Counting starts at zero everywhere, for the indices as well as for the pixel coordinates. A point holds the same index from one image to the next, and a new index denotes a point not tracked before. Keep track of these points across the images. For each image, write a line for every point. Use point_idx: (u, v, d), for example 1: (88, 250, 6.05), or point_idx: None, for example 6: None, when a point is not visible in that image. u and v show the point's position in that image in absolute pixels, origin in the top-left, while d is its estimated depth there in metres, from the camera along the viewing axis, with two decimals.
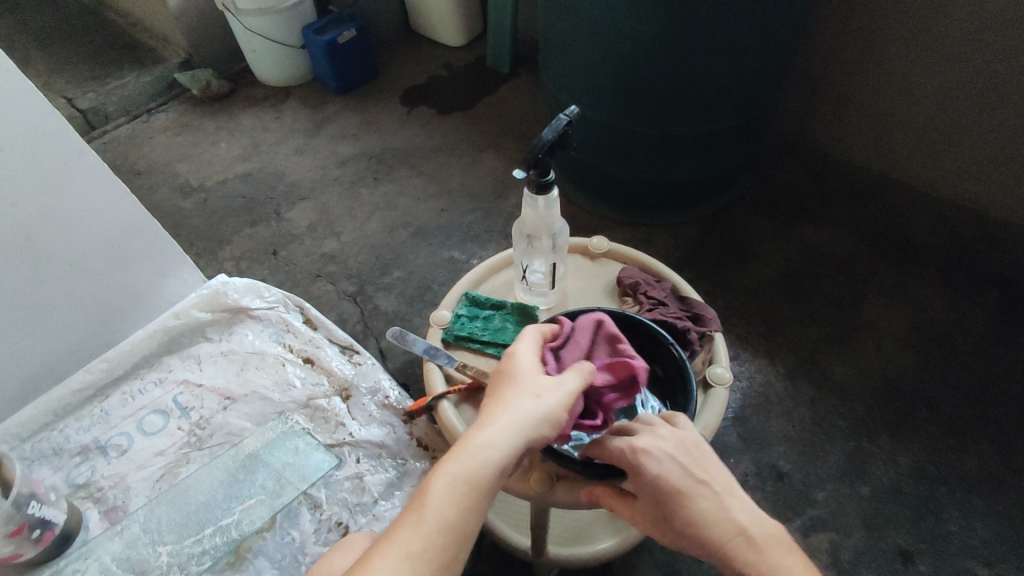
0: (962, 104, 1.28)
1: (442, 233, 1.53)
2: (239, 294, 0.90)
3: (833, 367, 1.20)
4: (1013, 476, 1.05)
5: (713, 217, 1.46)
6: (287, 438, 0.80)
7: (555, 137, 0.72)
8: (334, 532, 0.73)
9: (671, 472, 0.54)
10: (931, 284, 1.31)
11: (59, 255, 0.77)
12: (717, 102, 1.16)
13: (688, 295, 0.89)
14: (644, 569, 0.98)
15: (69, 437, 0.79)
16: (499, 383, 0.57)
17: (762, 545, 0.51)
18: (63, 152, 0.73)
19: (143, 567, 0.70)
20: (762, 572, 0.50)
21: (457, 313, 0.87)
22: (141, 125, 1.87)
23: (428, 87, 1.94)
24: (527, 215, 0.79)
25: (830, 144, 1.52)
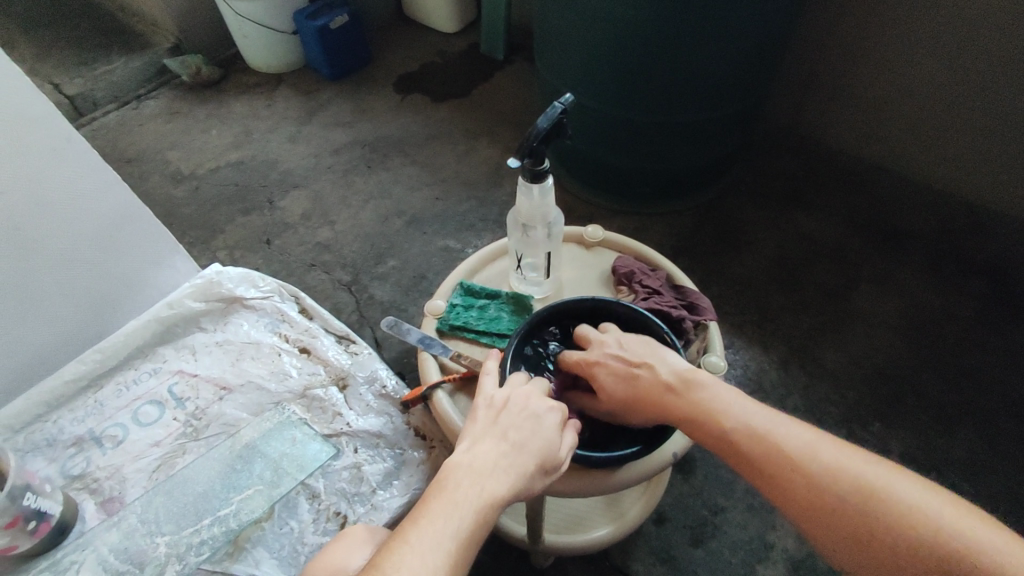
0: (957, 92, 1.28)
1: (437, 222, 1.52)
2: (233, 284, 0.89)
3: (826, 355, 1.21)
4: (1002, 461, 1.06)
5: (708, 206, 1.46)
6: (284, 428, 0.79)
7: (550, 126, 0.71)
8: (333, 522, 0.73)
9: (610, 364, 0.68)
10: (923, 271, 1.32)
11: (49, 243, 0.76)
12: (713, 90, 1.16)
13: (682, 284, 0.88)
14: (639, 555, 0.99)
15: (63, 428, 0.78)
16: (514, 415, 0.58)
17: (686, 388, 0.64)
18: (51, 137, 0.71)
19: (141, 558, 0.69)
20: (692, 408, 0.62)
21: (452, 303, 0.87)
22: (130, 112, 1.84)
23: (422, 74, 1.92)
24: (521, 205, 0.78)
25: (825, 132, 1.51)
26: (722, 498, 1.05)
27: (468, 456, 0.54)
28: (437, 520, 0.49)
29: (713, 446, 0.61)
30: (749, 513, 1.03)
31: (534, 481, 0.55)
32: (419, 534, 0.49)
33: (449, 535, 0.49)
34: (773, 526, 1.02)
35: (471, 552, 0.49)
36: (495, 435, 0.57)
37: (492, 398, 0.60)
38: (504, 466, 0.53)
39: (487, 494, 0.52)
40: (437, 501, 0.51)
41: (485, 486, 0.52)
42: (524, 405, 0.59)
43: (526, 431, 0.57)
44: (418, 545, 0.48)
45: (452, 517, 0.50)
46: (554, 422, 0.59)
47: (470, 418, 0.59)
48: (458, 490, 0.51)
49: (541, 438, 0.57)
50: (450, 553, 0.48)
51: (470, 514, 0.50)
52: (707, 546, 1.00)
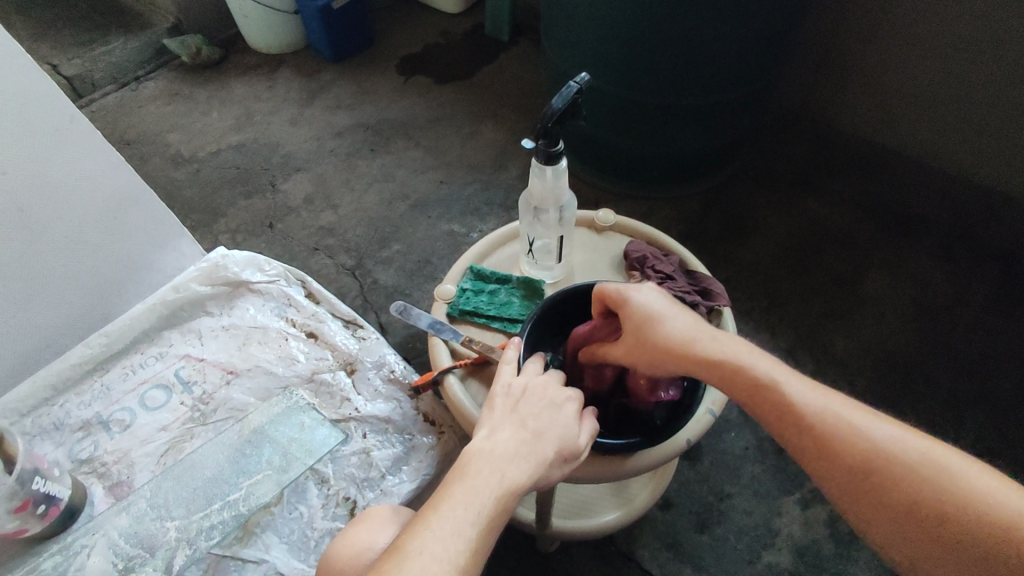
0: (969, 77, 1.25)
1: (441, 206, 1.51)
2: (239, 268, 0.88)
3: (834, 342, 1.20)
4: (1008, 448, 1.06)
5: (716, 191, 1.44)
6: (292, 413, 0.79)
7: (566, 106, 0.69)
8: (342, 507, 0.72)
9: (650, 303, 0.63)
10: (932, 257, 1.31)
11: (53, 226, 0.75)
12: (727, 71, 1.13)
13: (695, 269, 0.87)
14: (646, 541, 0.99)
15: (70, 412, 0.78)
16: (531, 404, 0.58)
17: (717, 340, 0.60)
18: (54, 119, 0.70)
19: (152, 542, 0.69)
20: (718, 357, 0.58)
21: (462, 287, 0.85)
22: (129, 93, 1.82)
23: (425, 55, 1.89)
24: (534, 187, 0.77)
25: (835, 116, 1.49)
26: (729, 485, 1.04)
27: (488, 443, 0.54)
28: (459, 505, 0.49)
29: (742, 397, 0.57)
30: (756, 499, 1.03)
31: (553, 470, 0.55)
32: (440, 519, 0.49)
33: (470, 521, 0.49)
34: (779, 512, 1.02)
35: (491, 538, 0.49)
36: (515, 423, 0.57)
37: (511, 385, 0.61)
38: (525, 454, 0.54)
39: (508, 481, 0.52)
40: (458, 487, 0.51)
41: (506, 472, 0.52)
42: (545, 394, 0.59)
43: (547, 420, 0.57)
44: (439, 530, 0.48)
45: (472, 502, 0.50)
46: (574, 412, 0.59)
47: (488, 407, 0.59)
48: (480, 476, 0.51)
49: (562, 427, 0.57)
50: (471, 539, 0.48)
51: (490, 501, 0.50)
52: (713, 531, 1.00)
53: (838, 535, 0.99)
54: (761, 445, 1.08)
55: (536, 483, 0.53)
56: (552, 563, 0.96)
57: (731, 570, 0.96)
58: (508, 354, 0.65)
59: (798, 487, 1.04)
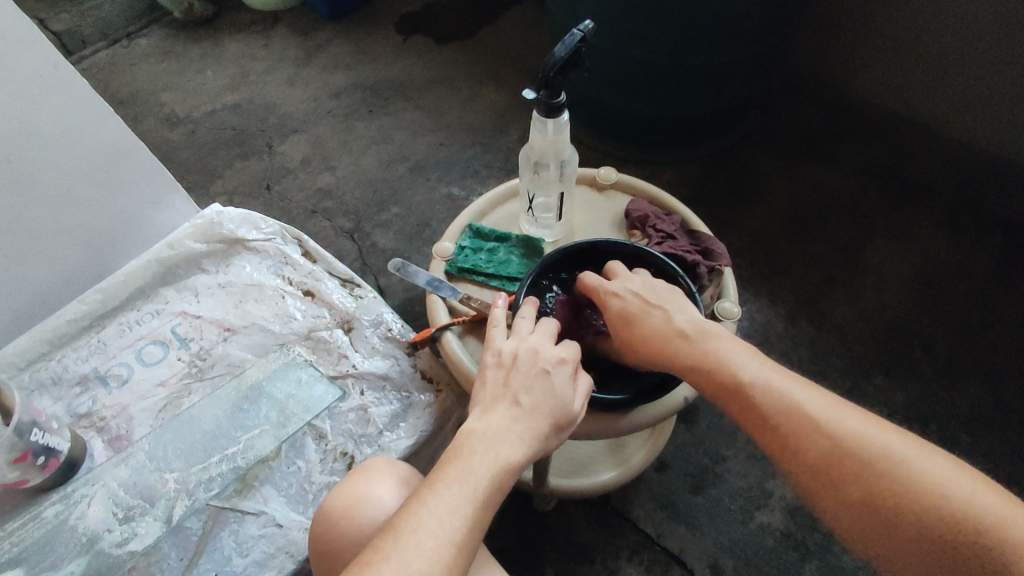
0: (987, 39, 1.21)
1: (440, 168, 1.48)
2: (234, 226, 0.87)
3: (833, 308, 1.19)
4: (1002, 414, 1.07)
5: (720, 154, 1.42)
6: (289, 370, 0.79)
7: (568, 55, 0.67)
8: (340, 462, 0.72)
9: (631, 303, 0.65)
10: (935, 224, 1.29)
11: (44, 178, 0.74)
12: (735, 29, 1.09)
13: (698, 229, 0.86)
14: (640, 501, 1.01)
15: (67, 367, 0.78)
16: (521, 376, 0.57)
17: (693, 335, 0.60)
18: (39, 64, 0.68)
19: (151, 493, 0.69)
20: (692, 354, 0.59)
21: (460, 246, 0.84)
22: (121, 51, 1.77)
23: (424, 14, 1.83)
24: (535, 140, 0.75)
25: (846, 79, 1.45)
26: (724, 448, 1.05)
27: (480, 425, 0.54)
28: (453, 484, 0.49)
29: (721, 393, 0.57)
30: (750, 462, 1.04)
31: (549, 441, 0.55)
32: (434, 497, 0.49)
33: (465, 498, 0.49)
34: (772, 475, 1.03)
35: (488, 517, 0.49)
36: (506, 398, 0.56)
37: (501, 353, 0.60)
38: (517, 431, 0.53)
39: (502, 459, 0.51)
40: (452, 468, 0.51)
41: (501, 452, 0.52)
42: (535, 362, 0.58)
43: (537, 391, 0.56)
44: (435, 508, 0.48)
45: (467, 481, 0.50)
46: (565, 377, 0.57)
47: (480, 379, 0.59)
48: (473, 457, 0.51)
49: (552, 397, 0.56)
50: (467, 516, 0.48)
51: (485, 481, 0.50)
52: (708, 492, 1.01)
53: None
54: None
55: (531, 459, 0.53)
56: (548, 521, 0.98)
57: (724, 530, 0.98)
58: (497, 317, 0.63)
59: None
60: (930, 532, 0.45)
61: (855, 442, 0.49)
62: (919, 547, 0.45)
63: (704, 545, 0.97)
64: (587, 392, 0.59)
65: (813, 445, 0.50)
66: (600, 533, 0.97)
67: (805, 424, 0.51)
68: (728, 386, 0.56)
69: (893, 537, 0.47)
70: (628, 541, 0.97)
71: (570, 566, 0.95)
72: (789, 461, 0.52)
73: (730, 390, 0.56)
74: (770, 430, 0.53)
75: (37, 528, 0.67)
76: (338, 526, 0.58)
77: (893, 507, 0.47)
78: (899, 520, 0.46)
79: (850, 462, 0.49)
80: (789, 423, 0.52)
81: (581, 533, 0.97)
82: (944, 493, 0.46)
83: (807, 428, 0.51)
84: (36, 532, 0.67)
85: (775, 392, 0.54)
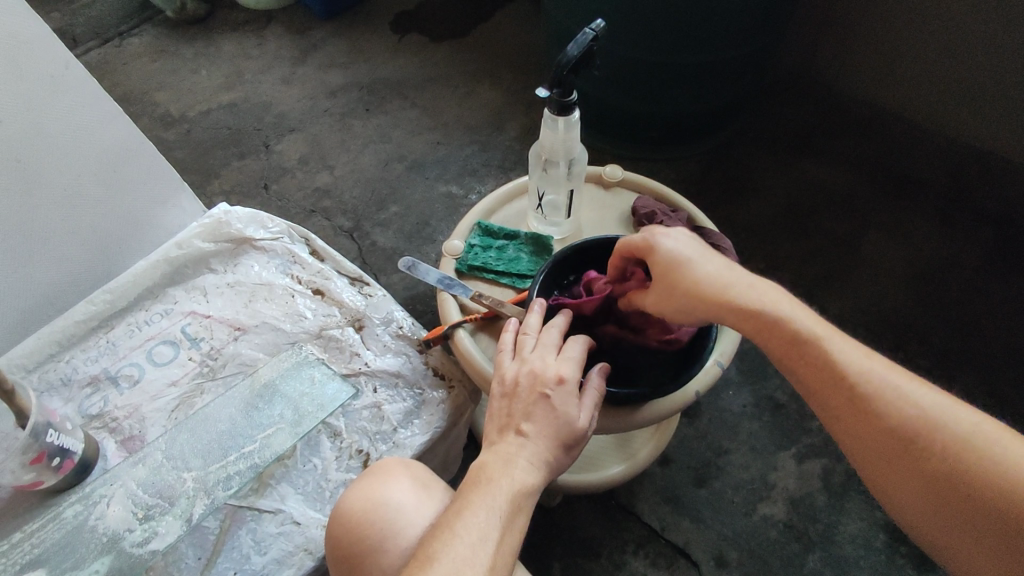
0: (974, 37, 1.24)
1: (438, 167, 1.48)
2: (242, 225, 0.87)
3: (830, 303, 1.21)
4: (996, 404, 1.09)
5: (718, 152, 1.43)
6: (302, 368, 0.79)
7: (581, 54, 0.68)
8: (355, 459, 0.73)
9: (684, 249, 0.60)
10: (929, 219, 1.31)
11: (53, 179, 0.73)
12: (733, 28, 1.11)
13: (704, 225, 0.87)
14: (645, 495, 1.02)
15: (77, 368, 0.77)
16: (524, 403, 0.59)
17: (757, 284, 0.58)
18: (49, 64, 0.68)
19: (170, 492, 0.69)
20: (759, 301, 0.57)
21: (469, 244, 0.85)
22: (112, 50, 1.75)
23: (418, 13, 1.83)
24: (545, 138, 0.77)
25: (837, 78, 1.48)
26: (726, 441, 1.07)
27: (493, 454, 0.58)
28: (480, 511, 0.53)
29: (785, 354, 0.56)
30: (752, 455, 1.05)
31: (560, 460, 0.58)
32: (464, 526, 0.52)
33: (492, 523, 0.53)
34: (774, 467, 1.04)
35: (515, 542, 0.53)
36: (513, 427, 0.59)
37: (504, 379, 0.62)
38: (526, 460, 0.56)
39: (517, 484, 0.55)
40: (476, 495, 0.55)
41: (516, 478, 0.55)
42: (534, 384, 0.60)
43: (539, 416, 0.58)
44: (466, 537, 0.51)
45: (493, 510, 0.53)
46: (567, 397, 0.59)
47: (490, 405, 0.62)
48: (489, 487, 0.55)
49: (555, 419, 0.58)
50: (497, 541, 0.52)
51: (506, 508, 0.54)
52: (711, 486, 1.02)
53: (831, 488, 1.02)
54: (758, 403, 1.10)
55: (545, 479, 0.58)
56: (554, 516, 0.99)
57: (728, 522, 0.99)
58: (505, 341, 0.65)
59: (794, 443, 1.06)
60: (994, 505, 0.47)
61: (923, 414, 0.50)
62: (976, 518, 0.47)
63: (708, 537, 0.98)
64: (593, 404, 0.61)
65: (885, 414, 0.51)
66: (606, 527, 0.98)
67: (878, 395, 0.52)
68: (796, 345, 0.55)
69: (952, 506, 0.48)
70: (633, 534, 0.98)
71: (576, 560, 0.95)
72: (852, 427, 0.53)
73: (798, 351, 0.55)
74: (840, 396, 0.53)
75: (57, 529, 0.67)
76: (361, 531, 0.58)
77: (956, 477, 0.48)
78: (961, 490, 0.48)
79: (917, 433, 0.50)
80: (863, 390, 0.52)
81: (587, 528, 0.98)
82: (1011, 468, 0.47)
83: (878, 399, 0.51)
84: (54, 533, 0.67)
85: (846, 360, 0.54)
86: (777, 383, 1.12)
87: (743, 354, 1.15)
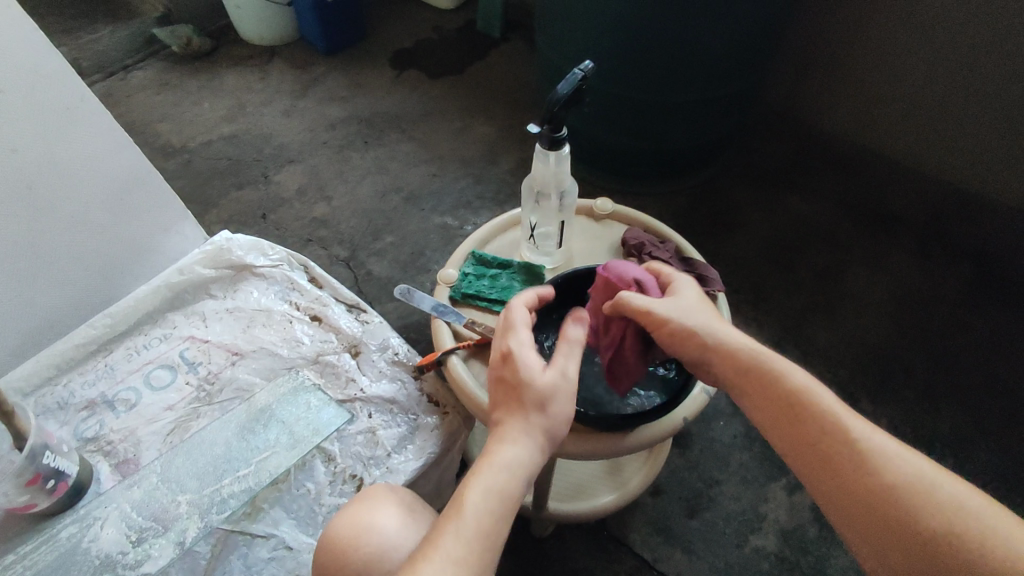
0: (947, 82, 1.31)
1: (434, 199, 1.52)
2: (243, 252, 0.89)
3: (818, 334, 1.24)
4: (983, 437, 1.11)
5: (705, 188, 1.48)
6: (298, 394, 0.79)
7: (571, 91, 0.71)
8: (349, 484, 0.73)
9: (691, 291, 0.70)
10: (911, 254, 1.35)
11: (61, 207, 0.75)
12: (719, 68, 1.16)
13: (692, 257, 0.89)
14: (637, 525, 1.02)
15: (74, 392, 0.78)
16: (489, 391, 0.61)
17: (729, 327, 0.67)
18: (65, 96, 0.70)
19: (163, 515, 0.69)
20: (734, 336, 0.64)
21: (464, 272, 0.87)
22: (117, 83, 1.80)
23: (417, 50, 1.90)
24: (538, 171, 0.80)
25: (817, 117, 1.54)
26: (717, 472, 1.07)
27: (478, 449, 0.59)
28: (456, 502, 0.53)
29: (741, 378, 0.62)
30: (743, 485, 1.06)
31: (541, 423, 0.58)
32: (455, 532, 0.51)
33: (467, 506, 0.53)
34: (765, 498, 1.05)
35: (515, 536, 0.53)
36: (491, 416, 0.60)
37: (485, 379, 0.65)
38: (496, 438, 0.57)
39: (485, 465, 0.55)
40: (456, 489, 0.55)
41: (488, 460, 0.56)
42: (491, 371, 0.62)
43: (499, 396, 0.60)
44: (445, 531, 0.52)
45: (480, 509, 0.53)
46: (513, 366, 0.60)
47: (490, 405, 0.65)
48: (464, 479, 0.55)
49: (511, 390, 0.59)
50: (473, 524, 0.52)
51: (496, 504, 0.53)
52: (702, 516, 1.03)
53: (822, 518, 1.03)
54: (748, 434, 1.12)
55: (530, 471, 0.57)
56: (546, 547, 0.99)
57: (720, 554, 0.99)
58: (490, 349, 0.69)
59: (785, 474, 1.07)
60: (908, 511, 0.50)
61: (862, 432, 0.54)
62: (891, 524, 0.50)
63: (700, 569, 0.98)
64: (558, 362, 0.61)
65: (813, 422, 0.56)
66: (597, 558, 0.98)
67: (812, 407, 0.57)
68: (746, 366, 0.61)
69: (869, 514, 0.51)
70: (624, 566, 0.98)
71: None
72: (788, 432, 0.57)
73: (745, 370, 0.61)
74: (776, 406, 0.58)
75: (50, 551, 0.67)
76: (347, 557, 0.59)
77: (875, 485, 0.52)
78: (882, 498, 0.51)
79: (855, 457, 0.53)
80: (798, 400, 0.58)
81: (578, 559, 0.98)
82: (927, 485, 0.50)
83: (812, 409, 0.57)
84: (49, 555, 0.67)
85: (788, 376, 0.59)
86: None
87: None
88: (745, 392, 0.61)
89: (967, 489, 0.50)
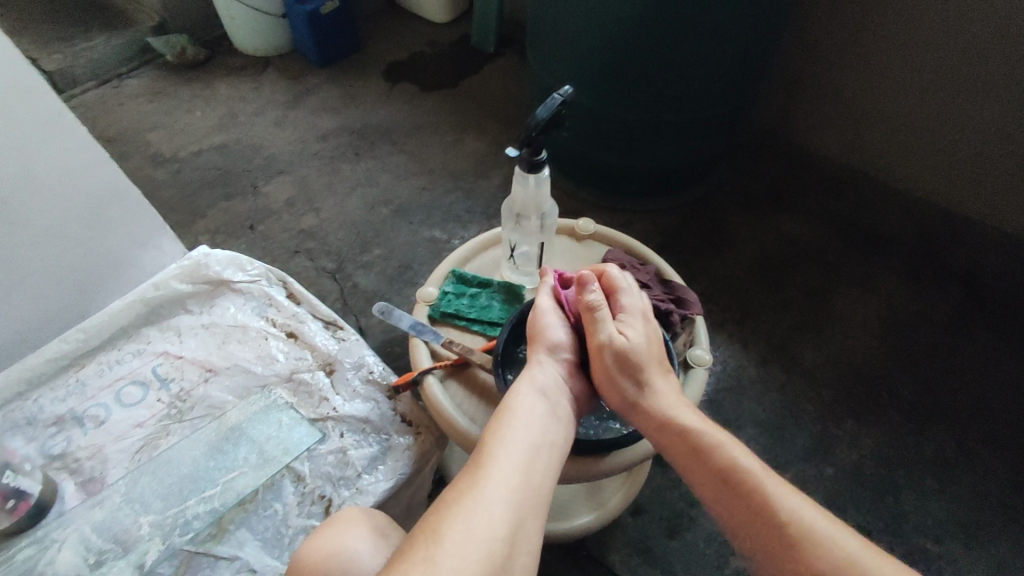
0: (934, 105, 1.33)
1: (423, 212, 1.52)
2: (220, 267, 0.89)
3: (802, 354, 1.24)
4: (966, 461, 1.10)
5: (693, 206, 1.48)
6: (270, 412, 0.79)
7: (550, 116, 0.72)
8: (317, 505, 0.72)
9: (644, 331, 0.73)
10: (897, 275, 1.36)
11: (36, 222, 0.75)
12: (705, 89, 1.17)
13: (670, 278, 0.89)
14: (616, 545, 1.01)
15: (43, 407, 0.77)
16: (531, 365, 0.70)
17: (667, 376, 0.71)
18: (41, 111, 0.70)
19: (125, 536, 0.69)
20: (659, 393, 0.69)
21: (443, 291, 0.87)
22: (110, 91, 1.81)
23: (411, 63, 1.91)
24: (517, 194, 0.80)
25: (807, 136, 1.56)
26: None
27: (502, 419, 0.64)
28: (504, 456, 0.58)
29: (669, 443, 0.65)
30: None
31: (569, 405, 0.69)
32: (466, 519, 0.52)
33: (518, 459, 0.58)
34: None
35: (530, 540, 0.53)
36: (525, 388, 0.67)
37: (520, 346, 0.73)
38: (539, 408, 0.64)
39: (529, 431, 0.61)
40: (495, 446, 0.59)
41: (531, 425, 0.62)
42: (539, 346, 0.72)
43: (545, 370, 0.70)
44: (496, 483, 0.55)
45: (496, 500, 0.54)
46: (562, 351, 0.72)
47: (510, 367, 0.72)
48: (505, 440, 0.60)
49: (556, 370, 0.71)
50: (528, 473, 0.57)
51: (541, 456, 0.60)
52: (682, 537, 1.02)
53: None
54: None
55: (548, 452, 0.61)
56: None
57: None
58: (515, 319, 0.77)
59: None
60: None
61: (774, 499, 0.57)
62: None
63: None
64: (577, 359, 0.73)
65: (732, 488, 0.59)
66: None
67: (731, 474, 0.60)
68: (674, 432, 0.65)
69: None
70: None
71: None
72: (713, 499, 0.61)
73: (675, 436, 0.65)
74: (701, 472, 0.62)
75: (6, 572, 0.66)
76: None
77: (790, 551, 0.54)
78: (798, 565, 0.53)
79: (771, 524, 0.56)
80: (717, 469, 0.61)
81: None
82: (838, 554, 0.52)
83: (730, 474, 0.60)
84: None
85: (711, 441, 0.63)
86: (750, 433, 1.13)
87: (716, 404, 1.16)
88: (674, 456, 0.65)
89: (878, 556, 0.52)
